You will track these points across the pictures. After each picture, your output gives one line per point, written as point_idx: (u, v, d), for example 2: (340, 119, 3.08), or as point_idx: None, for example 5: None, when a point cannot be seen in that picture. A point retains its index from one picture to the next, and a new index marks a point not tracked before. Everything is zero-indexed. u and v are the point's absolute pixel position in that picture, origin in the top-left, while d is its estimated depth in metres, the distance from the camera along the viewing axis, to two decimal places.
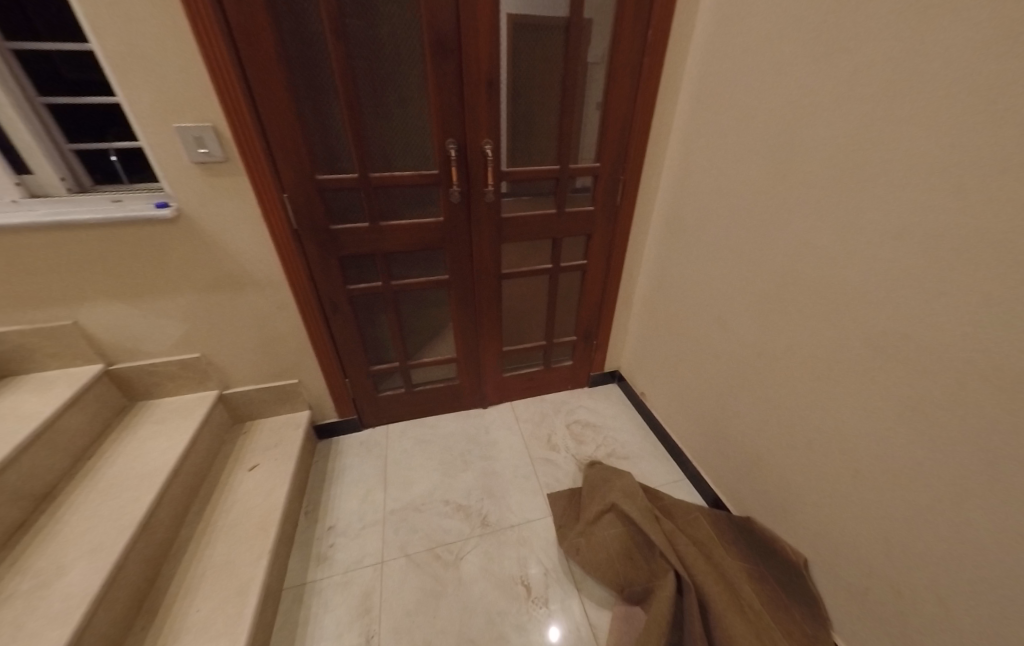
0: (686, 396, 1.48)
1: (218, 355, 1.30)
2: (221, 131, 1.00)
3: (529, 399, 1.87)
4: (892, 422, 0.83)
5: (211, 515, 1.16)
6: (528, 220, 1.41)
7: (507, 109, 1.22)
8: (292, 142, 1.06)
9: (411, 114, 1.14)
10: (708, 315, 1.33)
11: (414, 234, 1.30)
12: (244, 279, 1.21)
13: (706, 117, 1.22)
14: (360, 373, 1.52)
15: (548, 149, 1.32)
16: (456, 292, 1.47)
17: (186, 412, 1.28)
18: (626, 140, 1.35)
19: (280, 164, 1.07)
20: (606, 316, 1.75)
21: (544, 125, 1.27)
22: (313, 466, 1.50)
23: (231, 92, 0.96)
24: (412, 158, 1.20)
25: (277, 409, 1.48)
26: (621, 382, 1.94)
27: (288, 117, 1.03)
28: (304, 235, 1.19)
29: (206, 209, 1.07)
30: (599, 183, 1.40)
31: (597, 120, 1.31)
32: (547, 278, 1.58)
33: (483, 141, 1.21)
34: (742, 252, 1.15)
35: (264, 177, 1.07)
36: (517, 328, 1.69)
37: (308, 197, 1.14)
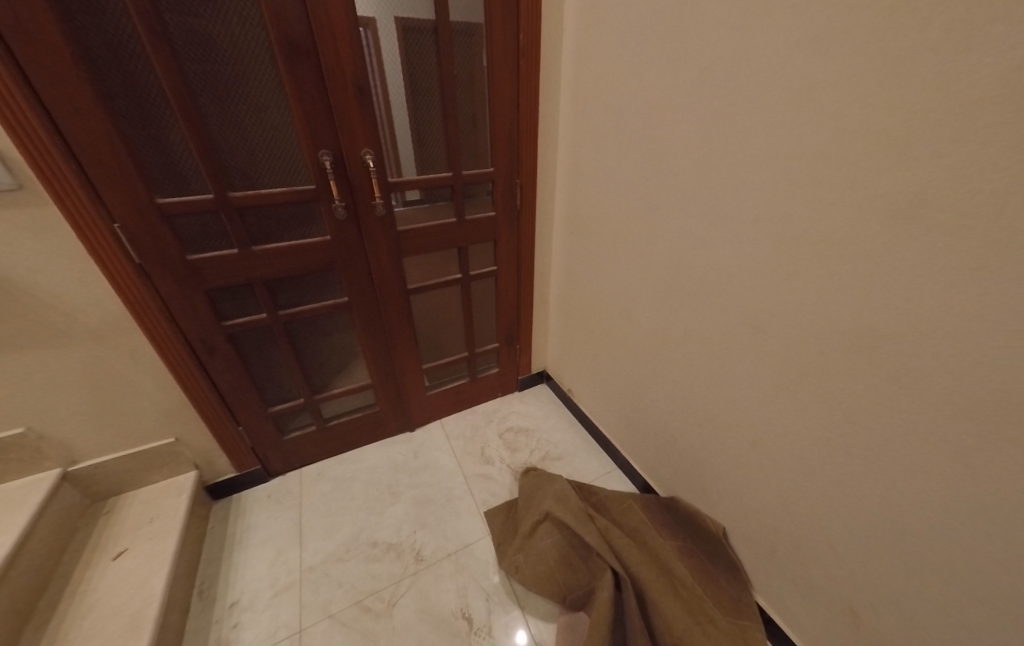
0: (608, 388, 1.51)
1: (54, 425, 1.05)
2: (6, 151, 0.80)
3: (459, 413, 1.80)
4: (775, 390, 0.89)
5: (60, 629, 0.92)
6: (428, 230, 1.34)
7: (385, 115, 1.14)
8: (115, 161, 0.88)
9: (271, 123, 1.01)
10: (615, 307, 1.36)
11: (297, 256, 1.17)
12: (76, 329, 0.99)
13: (587, 116, 1.25)
14: (257, 417, 1.33)
15: (437, 156, 1.26)
16: (359, 314, 1.35)
17: (13, 505, 1.01)
18: (516, 143, 1.34)
19: (102, 187, 0.89)
20: (525, 319, 1.73)
21: (430, 131, 1.21)
22: (208, 535, 1.28)
23: (12, 102, 0.77)
24: (282, 173, 1.07)
25: (152, 477, 1.24)
26: (550, 381, 1.94)
27: (104, 131, 0.85)
28: (153, 269, 1.00)
29: (1, 249, 0.85)
30: (496, 187, 1.38)
31: (484, 124, 1.28)
32: (459, 288, 1.52)
33: (363, 150, 1.12)
34: (635, 243, 1.19)
35: (83, 205, 0.88)
36: (435, 343, 1.61)
37: (149, 224, 0.96)
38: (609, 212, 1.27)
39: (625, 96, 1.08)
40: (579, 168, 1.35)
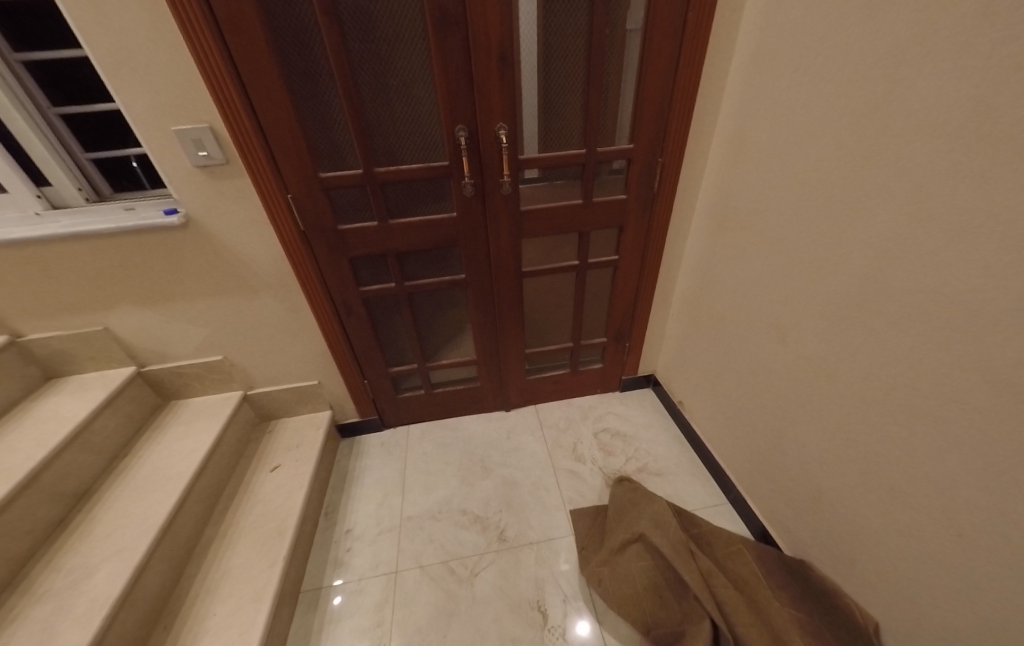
0: (733, 412, 1.30)
1: (240, 357, 1.32)
2: (219, 131, 0.95)
3: (556, 402, 1.77)
4: (1014, 480, 0.64)
5: (234, 515, 1.19)
6: (551, 212, 1.25)
7: (523, 88, 1.07)
8: (291, 139, 0.99)
9: (416, 100, 1.03)
10: (763, 321, 1.14)
11: (425, 232, 1.21)
12: (258, 284, 1.19)
13: (768, 82, 1.00)
14: (379, 374, 1.49)
15: (572, 132, 1.15)
16: (474, 291, 1.37)
17: (213, 413, 1.32)
18: (666, 116, 1.15)
19: (281, 164, 1.02)
20: (641, 317, 1.57)
21: (568, 104, 1.11)
22: (335, 466, 1.51)
23: (224, 89, 0.90)
24: (420, 150, 1.10)
25: (300, 409, 1.49)
26: (657, 387, 1.78)
27: (285, 112, 0.96)
28: (312, 237, 1.14)
29: (214, 214, 1.05)
30: (633, 167, 1.22)
31: (630, 95, 1.13)
32: (575, 276, 1.43)
33: (497, 126, 1.07)
34: (810, 249, 0.95)
35: (267, 179, 1.02)
36: (542, 328, 1.57)
37: (312, 197, 1.08)
38: (779, 205, 1.02)
39: (834, 53, 0.82)
40: (742, 148, 1.11)
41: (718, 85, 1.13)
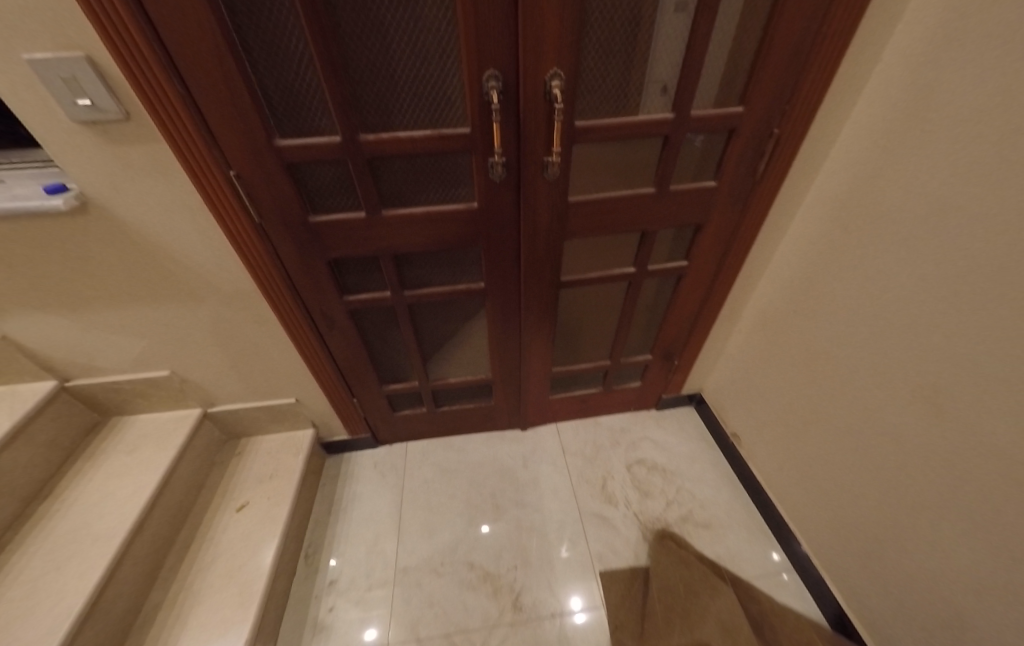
0: (818, 475, 1.02)
1: (193, 373, 1.03)
2: (106, 66, 0.58)
3: (578, 422, 1.53)
4: None
5: (188, 573, 0.96)
6: (612, 205, 0.86)
7: (593, 10, 0.65)
8: (224, 79, 0.61)
9: (422, 21, 0.61)
10: (879, 381, 0.81)
11: (437, 229, 0.83)
12: (204, 289, 0.87)
13: (975, 26, 0.57)
14: (372, 393, 1.21)
15: (647, 82, 0.74)
16: (494, 303, 1.01)
17: (163, 439, 1.05)
18: (794, 72, 0.75)
19: (215, 126, 0.65)
20: (698, 335, 1.27)
21: (658, 41, 0.70)
22: (318, 492, 1.29)
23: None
24: (427, 104, 0.69)
25: (275, 427, 1.23)
26: (701, 407, 1.54)
27: (206, 28, 0.56)
28: (273, 231, 0.79)
29: (123, 194, 0.71)
30: (736, 143, 0.84)
31: (757, 33, 0.72)
32: (625, 285, 1.08)
33: (550, 72, 0.65)
34: (990, 305, 0.61)
35: (195, 149, 0.66)
36: (575, 343, 1.24)
37: (267, 174, 0.71)
38: (941, 226, 0.66)
39: None
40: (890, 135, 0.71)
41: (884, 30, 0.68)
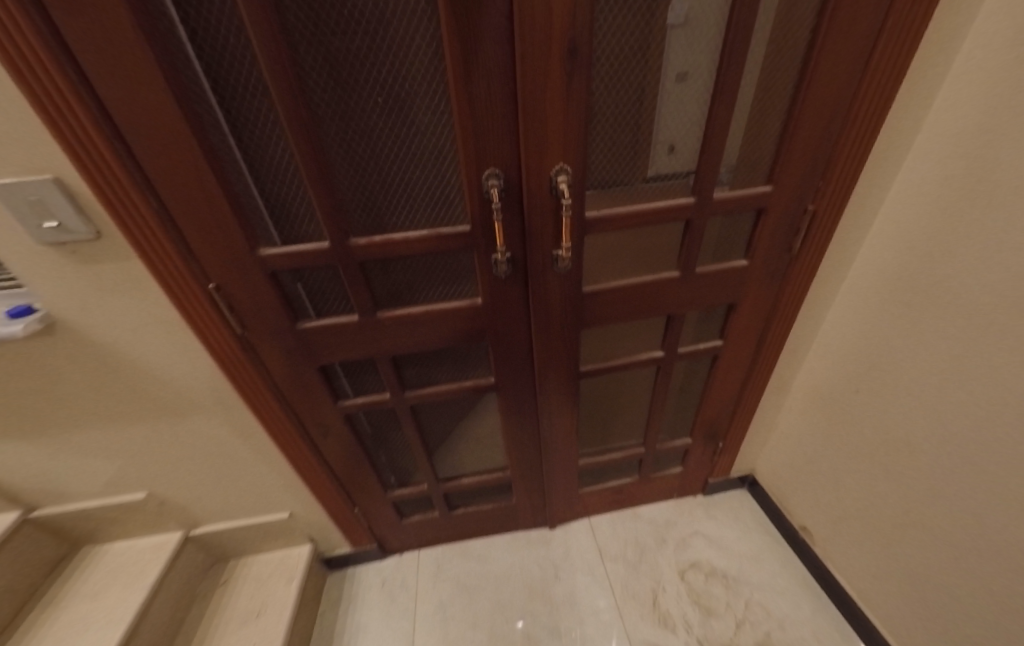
0: (931, 599, 0.80)
1: (173, 494, 0.91)
2: (79, 189, 0.53)
3: (614, 514, 1.32)
4: None
5: None
6: (634, 291, 0.77)
7: (599, 104, 0.60)
8: (205, 197, 0.55)
9: (417, 127, 0.56)
10: (998, 492, 0.64)
11: (439, 327, 0.74)
12: (184, 404, 0.78)
13: None
14: (375, 502, 1.06)
15: (653, 141, 0.64)
16: (509, 399, 0.89)
17: (135, 573, 0.91)
18: (823, 153, 0.66)
19: (196, 245, 0.59)
20: (744, 413, 1.10)
21: (672, 127, 0.63)
22: (316, 624, 1.10)
23: (65, 107, 0.46)
24: (424, 205, 0.62)
25: (267, 546, 1.08)
26: (756, 490, 1.33)
27: (189, 148, 0.51)
28: (259, 342, 0.71)
29: (96, 314, 0.64)
30: (766, 223, 0.74)
31: (780, 119, 0.64)
32: (655, 370, 0.95)
33: (555, 168, 0.59)
34: None
35: (174, 271, 0.60)
36: (604, 430, 1.09)
37: (253, 287, 0.65)
38: None
39: None
40: (949, 200, 0.61)
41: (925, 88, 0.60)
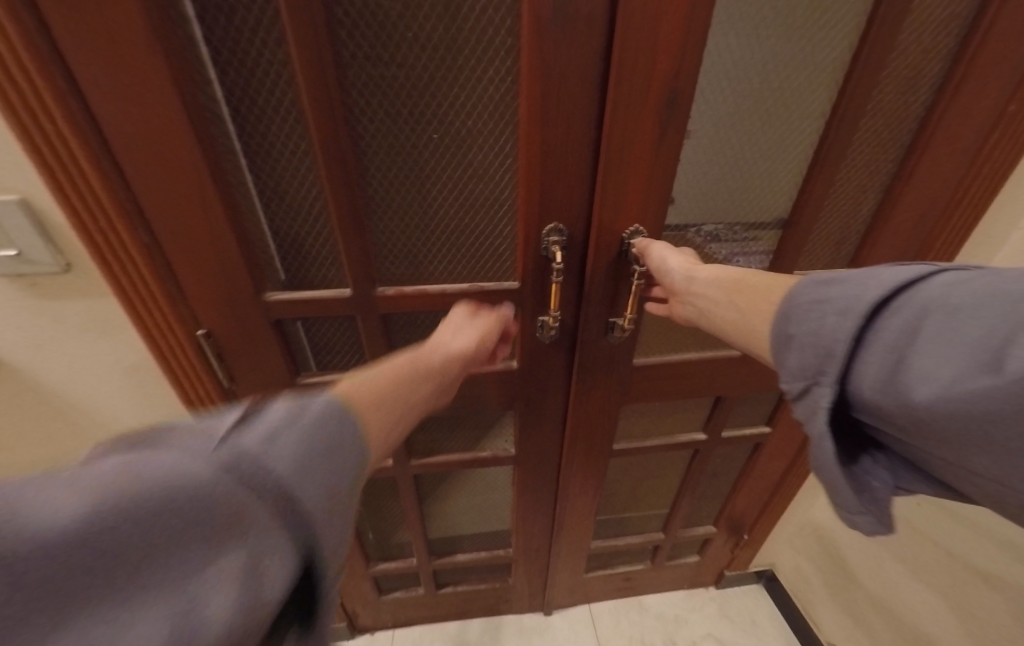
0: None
1: None
2: (49, 215, 0.43)
3: (619, 603, 1.17)
4: None
5: None
6: (687, 370, 0.68)
7: (683, 168, 0.53)
8: (205, 231, 0.46)
9: (471, 176, 0.49)
10: None
11: (464, 393, 0.64)
12: None
13: None
14: (355, 577, 0.91)
15: (733, 211, 0.58)
16: (526, 475, 0.78)
17: None
18: (920, 235, 0.59)
19: (188, 285, 0.49)
20: (776, 506, 0.99)
21: (755, 192, 0.57)
22: None
23: (46, 114, 0.37)
24: (466, 259, 0.54)
25: None
26: (771, 586, 1.18)
27: (196, 174, 0.42)
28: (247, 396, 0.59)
29: (54, 355, 0.53)
30: None
31: (876, 193, 0.59)
32: (690, 453, 0.84)
33: (631, 229, 0.51)
34: None
35: (155, 312, 0.49)
36: (623, 511, 0.97)
37: (250, 334, 0.54)
38: None
39: None
40: None
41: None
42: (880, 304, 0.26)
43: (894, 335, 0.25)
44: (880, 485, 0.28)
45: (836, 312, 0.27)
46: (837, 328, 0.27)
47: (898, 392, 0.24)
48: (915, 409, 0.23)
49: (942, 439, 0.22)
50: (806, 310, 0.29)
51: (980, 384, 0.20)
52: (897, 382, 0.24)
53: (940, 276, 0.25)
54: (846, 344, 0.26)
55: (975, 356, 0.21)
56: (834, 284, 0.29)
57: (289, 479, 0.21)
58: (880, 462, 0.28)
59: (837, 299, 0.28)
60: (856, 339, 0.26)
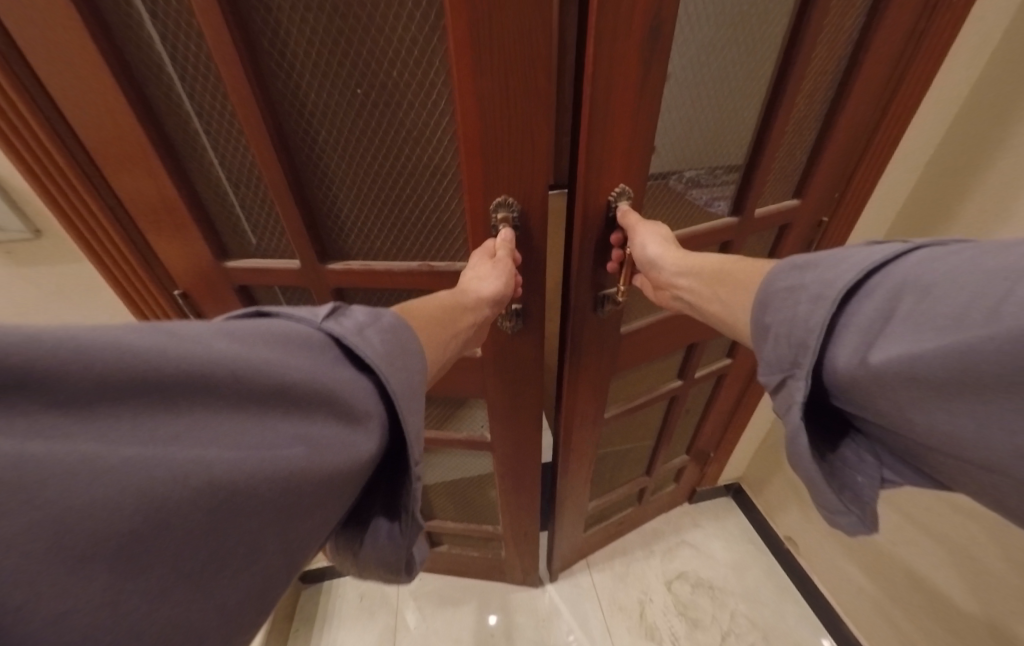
0: (933, 616, 0.80)
1: None
2: (11, 181, 0.44)
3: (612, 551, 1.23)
4: None
5: None
6: (662, 327, 0.67)
7: (666, 110, 0.48)
8: (152, 185, 0.42)
9: (416, 122, 0.42)
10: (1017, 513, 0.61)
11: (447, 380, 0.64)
12: None
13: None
14: None
15: (686, 148, 0.53)
16: (515, 457, 0.76)
17: None
18: (850, 158, 0.59)
19: (163, 248, 0.48)
20: (733, 433, 1.07)
21: (724, 125, 0.52)
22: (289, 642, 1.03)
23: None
24: (417, 223, 0.49)
25: None
26: (739, 496, 1.31)
27: (129, 126, 0.38)
28: None
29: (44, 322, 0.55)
30: (790, 236, 0.66)
31: (816, 120, 0.56)
32: (669, 402, 0.87)
33: (616, 191, 0.46)
34: None
35: (133, 274, 0.49)
36: (612, 467, 1.01)
37: (222, 302, 0.53)
38: None
39: None
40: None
41: (963, 77, 0.56)
42: (854, 288, 0.26)
43: (870, 315, 0.24)
44: (865, 485, 0.26)
45: (809, 298, 0.27)
46: (810, 316, 0.26)
47: (868, 365, 0.23)
48: (885, 381, 0.22)
49: (927, 417, 0.21)
50: (782, 299, 0.29)
51: (952, 348, 0.19)
52: (865, 360, 0.23)
53: (913, 254, 0.25)
54: (819, 331, 0.26)
55: (948, 330, 0.20)
56: (808, 269, 0.28)
57: (344, 425, 0.23)
58: (859, 448, 0.27)
59: (810, 286, 0.27)
60: (830, 329, 0.26)
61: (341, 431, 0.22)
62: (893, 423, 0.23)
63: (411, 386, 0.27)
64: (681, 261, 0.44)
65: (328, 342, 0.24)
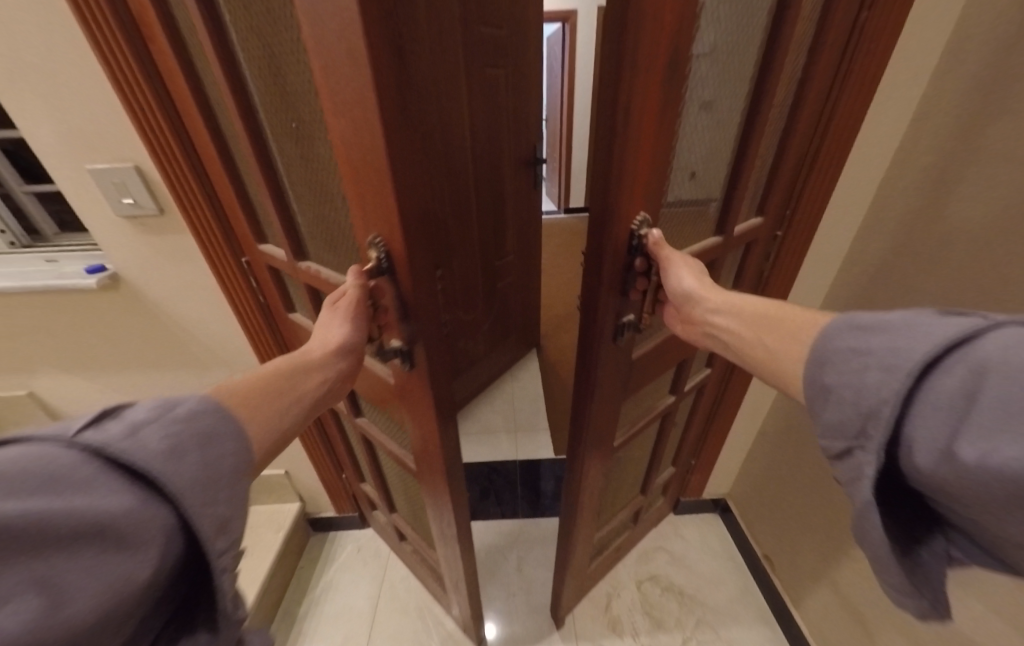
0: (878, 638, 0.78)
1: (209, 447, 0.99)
2: (151, 173, 0.62)
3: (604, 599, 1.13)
4: None
5: None
6: (669, 344, 0.66)
7: (684, 140, 0.53)
8: (222, 185, 0.59)
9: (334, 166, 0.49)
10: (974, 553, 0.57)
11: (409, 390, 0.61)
12: (206, 353, 0.82)
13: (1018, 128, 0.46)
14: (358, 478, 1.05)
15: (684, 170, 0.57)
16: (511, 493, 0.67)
17: None
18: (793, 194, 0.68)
19: (238, 228, 0.66)
20: (711, 447, 1.11)
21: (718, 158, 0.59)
22: (293, 576, 1.11)
23: (134, 83, 0.53)
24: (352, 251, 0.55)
25: (259, 499, 1.11)
26: (727, 515, 1.30)
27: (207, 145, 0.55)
28: (276, 310, 0.75)
29: (156, 276, 0.72)
30: (750, 256, 0.71)
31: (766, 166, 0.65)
32: (665, 419, 0.86)
33: (637, 221, 0.45)
34: None
35: (218, 247, 0.67)
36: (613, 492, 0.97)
37: (268, 276, 0.69)
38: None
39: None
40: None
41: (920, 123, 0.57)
42: (931, 363, 0.23)
43: (950, 395, 0.22)
44: (932, 563, 0.25)
45: (880, 367, 0.25)
46: (882, 386, 0.24)
47: (953, 455, 0.21)
48: (965, 476, 0.20)
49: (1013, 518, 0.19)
50: (844, 360, 0.27)
51: None
52: (950, 448, 0.21)
53: (1005, 328, 0.22)
54: (892, 403, 0.24)
55: None
56: (874, 332, 0.26)
57: (112, 556, 0.19)
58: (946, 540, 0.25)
59: (878, 351, 0.25)
60: (905, 405, 0.24)
61: (112, 560, 0.19)
62: (978, 515, 0.21)
63: (215, 468, 0.25)
64: (718, 298, 0.43)
65: (84, 454, 0.20)
